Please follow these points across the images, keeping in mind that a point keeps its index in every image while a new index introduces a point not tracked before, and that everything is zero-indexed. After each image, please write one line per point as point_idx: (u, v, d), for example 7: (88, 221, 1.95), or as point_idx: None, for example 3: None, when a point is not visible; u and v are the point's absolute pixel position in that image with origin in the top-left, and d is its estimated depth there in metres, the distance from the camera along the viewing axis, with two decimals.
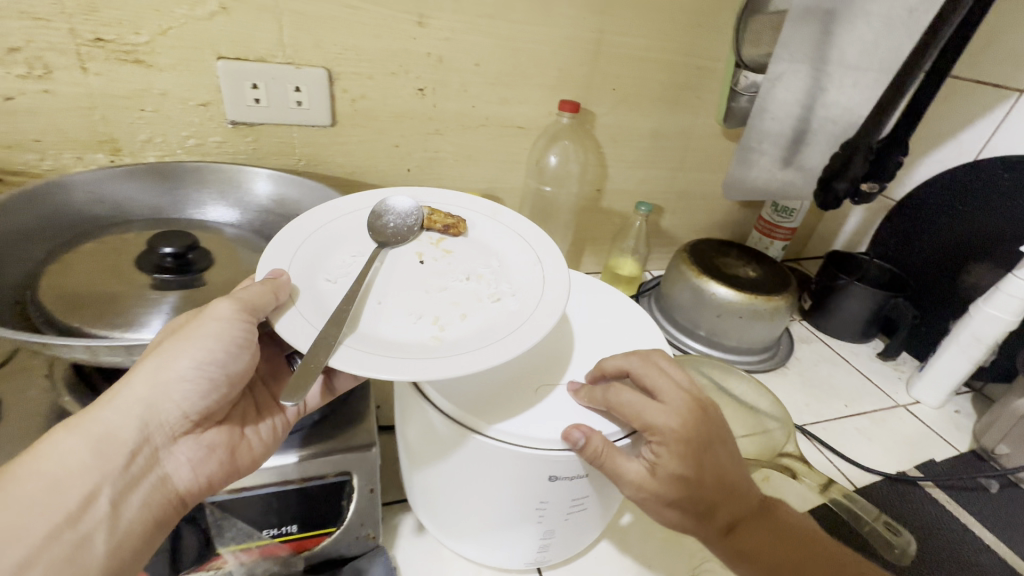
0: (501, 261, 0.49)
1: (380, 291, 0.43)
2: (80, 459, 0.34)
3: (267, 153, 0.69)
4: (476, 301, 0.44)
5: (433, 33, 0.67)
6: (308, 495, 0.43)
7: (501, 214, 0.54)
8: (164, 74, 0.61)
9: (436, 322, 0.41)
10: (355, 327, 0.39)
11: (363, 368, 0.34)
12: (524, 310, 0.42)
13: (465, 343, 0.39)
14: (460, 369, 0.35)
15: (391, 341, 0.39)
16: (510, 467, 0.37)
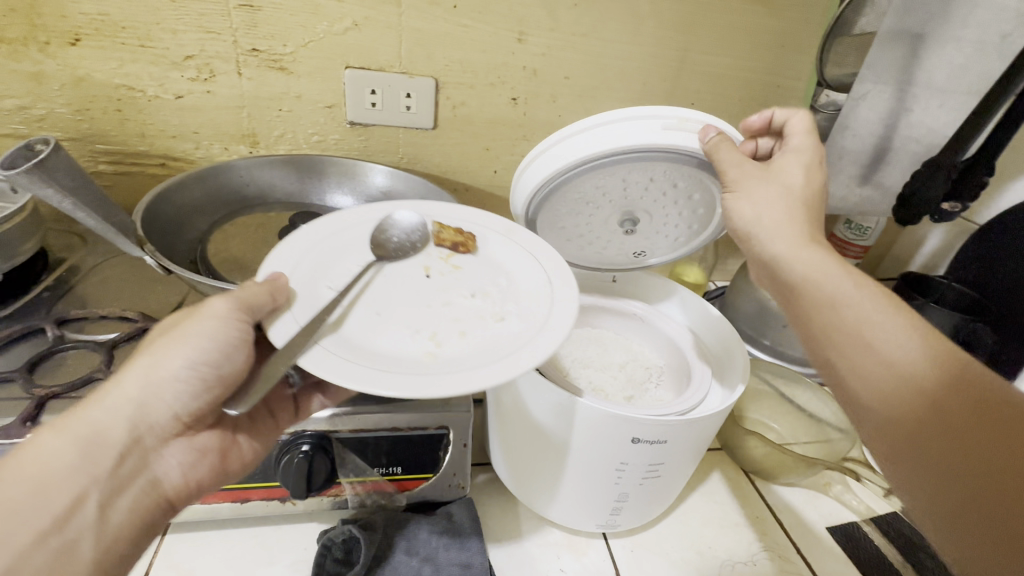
0: (510, 278, 0.49)
1: (377, 303, 0.45)
2: (69, 457, 0.35)
3: (376, 151, 0.78)
4: (480, 318, 0.45)
5: (530, 49, 0.74)
6: (413, 443, 0.49)
7: (515, 232, 0.52)
8: (301, 80, 0.71)
9: (432, 337, 0.42)
10: (341, 331, 0.41)
11: (356, 380, 0.36)
12: (527, 334, 0.42)
13: (460, 361, 0.40)
14: (439, 388, 0.36)
15: (387, 354, 0.40)
16: (598, 426, 0.42)
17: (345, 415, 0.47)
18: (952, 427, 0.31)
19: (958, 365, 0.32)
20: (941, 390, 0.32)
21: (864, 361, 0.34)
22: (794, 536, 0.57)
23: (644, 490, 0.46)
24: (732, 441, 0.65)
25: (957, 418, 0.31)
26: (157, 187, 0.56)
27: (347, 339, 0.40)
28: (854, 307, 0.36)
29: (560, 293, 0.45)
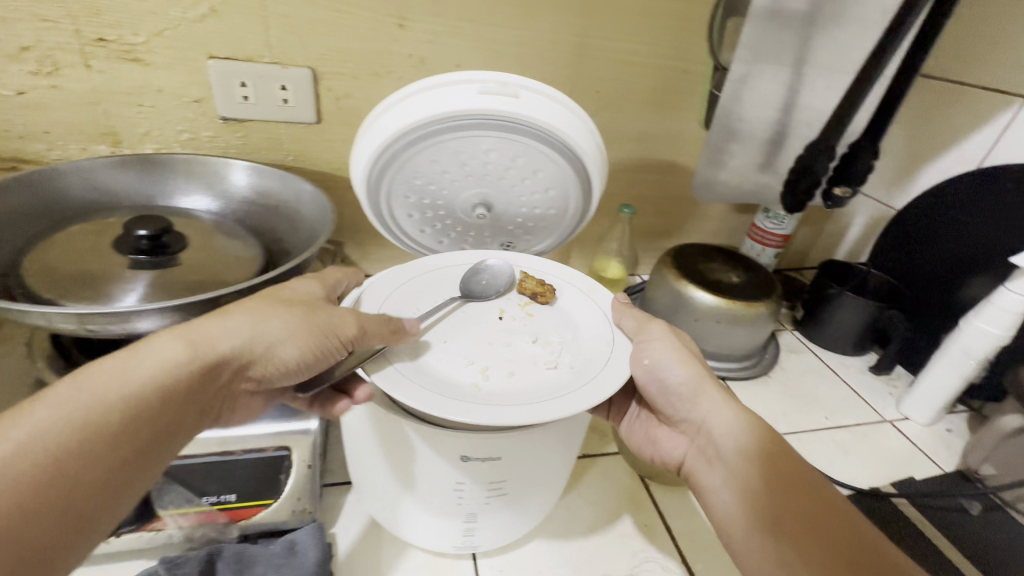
0: (576, 333, 0.47)
1: (444, 331, 0.45)
2: (173, 369, 0.35)
3: (257, 148, 0.73)
4: (533, 364, 0.43)
5: (414, 35, 0.68)
6: (248, 466, 0.45)
7: (596, 291, 0.51)
8: (160, 72, 0.65)
9: (483, 370, 0.42)
10: (406, 350, 0.42)
11: (386, 383, 0.38)
12: (573, 385, 0.41)
13: (499, 397, 0.39)
14: (471, 416, 0.36)
15: (435, 375, 0.40)
16: (425, 445, 0.38)
17: None
18: (774, 494, 0.40)
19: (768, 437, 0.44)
20: (764, 446, 0.43)
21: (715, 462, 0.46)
22: (681, 545, 0.54)
23: (495, 508, 0.43)
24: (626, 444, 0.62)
25: (772, 485, 0.40)
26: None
27: (414, 363, 0.41)
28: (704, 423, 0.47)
29: (616, 357, 0.44)
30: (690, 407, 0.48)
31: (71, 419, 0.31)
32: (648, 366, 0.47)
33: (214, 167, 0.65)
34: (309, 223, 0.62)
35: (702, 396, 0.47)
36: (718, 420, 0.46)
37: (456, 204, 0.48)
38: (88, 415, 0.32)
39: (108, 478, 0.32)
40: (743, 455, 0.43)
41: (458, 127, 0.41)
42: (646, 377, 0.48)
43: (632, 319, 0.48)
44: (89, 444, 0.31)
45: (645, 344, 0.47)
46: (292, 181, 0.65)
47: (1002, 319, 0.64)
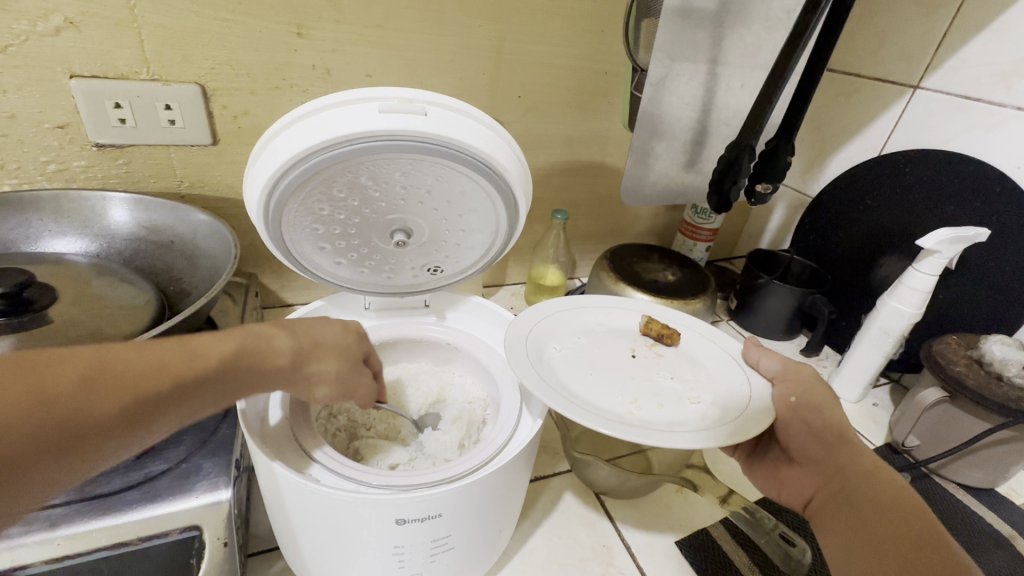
0: (708, 373, 0.53)
1: (589, 363, 0.51)
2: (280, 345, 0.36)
3: (144, 177, 0.64)
4: (677, 398, 0.49)
5: (315, 44, 0.63)
6: (150, 557, 0.39)
7: (718, 336, 0.58)
8: (10, 96, 0.55)
9: (634, 402, 0.47)
10: (553, 373, 0.48)
11: (544, 394, 0.43)
12: (723, 417, 0.46)
13: (659, 425, 0.44)
14: (642, 438, 0.41)
15: (592, 403, 0.46)
16: (355, 514, 0.35)
17: (39, 540, 0.36)
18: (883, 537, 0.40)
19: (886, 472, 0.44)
20: (883, 480, 0.43)
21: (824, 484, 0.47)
22: (641, 561, 0.52)
23: (445, 564, 0.40)
24: (577, 461, 0.60)
25: (885, 534, 0.40)
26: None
27: (560, 383, 0.47)
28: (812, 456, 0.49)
29: (759, 398, 0.49)
30: (827, 452, 0.47)
31: (210, 352, 0.32)
32: (791, 404, 0.50)
33: (87, 203, 0.58)
34: (215, 262, 0.56)
35: (847, 447, 0.47)
36: (855, 468, 0.45)
37: (376, 222, 0.42)
38: (223, 350, 0.33)
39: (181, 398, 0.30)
40: (866, 502, 0.43)
41: (361, 153, 0.36)
42: (785, 415, 0.50)
43: (775, 362, 0.53)
44: (204, 370, 0.31)
45: (789, 385, 0.50)
46: (185, 212, 0.59)
47: (913, 298, 0.68)
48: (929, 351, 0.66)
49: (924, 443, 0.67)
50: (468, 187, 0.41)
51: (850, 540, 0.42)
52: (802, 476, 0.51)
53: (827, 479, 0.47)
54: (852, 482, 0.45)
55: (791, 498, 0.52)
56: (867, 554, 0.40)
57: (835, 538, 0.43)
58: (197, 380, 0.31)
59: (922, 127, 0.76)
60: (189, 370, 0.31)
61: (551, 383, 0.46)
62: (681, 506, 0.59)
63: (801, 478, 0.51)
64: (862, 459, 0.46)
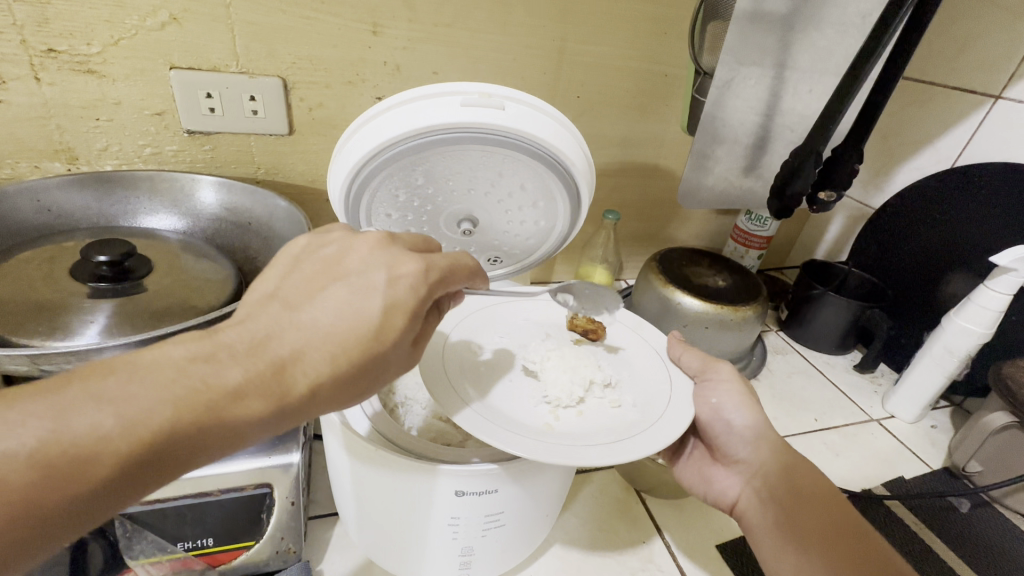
0: (631, 369, 0.50)
1: (509, 369, 0.48)
2: (234, 386, 0.28)
3: (225, 162, 0.69)
4: (597, 400, 0.46)
5: (389, 42, 0.66)
6: (227, 509, 0.43)
7: (644, 329, 0.56)
8: (118, 84, 0.61)
9: (553, 410, 0.44)
10: (475, 389, 0.44)
11: (456, 411, 0.40)
12: (642, 423, 0.43)
13: (579, 435, 0.41)
14: (563, 455, 0.37)
15: (507, 413, 0.42)
16: (417, 481, 0.37)
17: None
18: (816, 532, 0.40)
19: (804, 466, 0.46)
20: (806, 473, 0.45)
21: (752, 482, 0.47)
22: (681, 561, 0.53)
23: (497, 541, 0.42)
24: (621, 458, 0.61)
25: (814, 524, 0.41)
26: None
27: (479, 398, 0.43)
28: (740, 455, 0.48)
29: (679, 394, 0.46)
30: (748, 449, 0.48)
31: (86, 438, 0.25)
32: (714, 405, 0.49)
33: (178, 183, 0.63)
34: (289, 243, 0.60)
35: (762, 443, 0.47)
36: (774, 465, 0.46)
37: (444, 212, 0.45)
38: (131, 439, 0.26)
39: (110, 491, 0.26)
40: (795, 498, 0.43)
41: (439, 142, 0.39)
42: (707, 416, 0.50)
43: (697, 359, 0.51)
44: (127, 460, 0.26)
45: (707, 383, 0.50)
46: (263, 195, 0.64)
47: (983, 317, 0.65)
48: (998, 373, 0.63)
49: (987, 468, 0.64)
50: (534, 180, 0.43)
51: (790, 544, 0.41)
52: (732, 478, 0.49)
53: (754, 478, 0.47)
54: (784, 480, 0.45)
55: (717, 498, 0.50)
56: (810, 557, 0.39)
57: (774, 547, 0.42)
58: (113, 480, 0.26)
59: (1002, 139, 0.72)
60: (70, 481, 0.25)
61: (470, 400, 0.42)
62: (723, 511, 0.59)
63: (730, 479, 0.49)
64: (776, 454, 0.47)
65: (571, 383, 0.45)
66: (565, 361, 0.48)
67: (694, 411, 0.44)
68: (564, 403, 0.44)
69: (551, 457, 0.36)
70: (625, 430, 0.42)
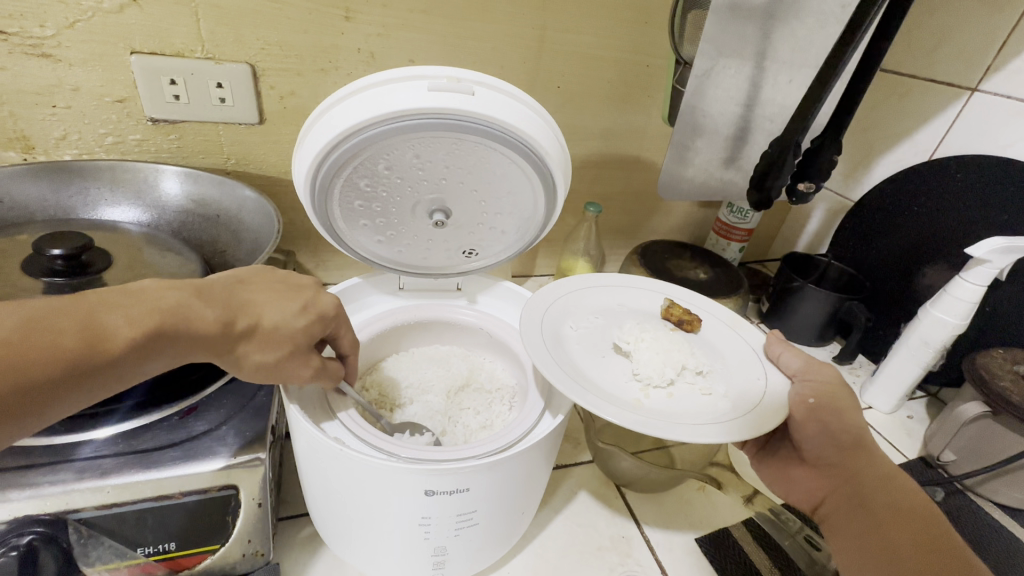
0: (724, 363, 0.53)
1: (603, 347, 0.53)
2: (179, 299, 0.36)
3: (193, 152, 0.66)
4: (686, 385, 0.50)
5: (361, 28, 0.64)
6: (190, 512, 0.41)
7: (741, 326, 0.57)
8: (74, 70, 0.58)
9: (644, 388, 0.48)
10: (571, 359, 0.49)
11: (552, 377, 0.44)
12: (732, 411, 0.46)
13: (668, 413, 0.45)
14: (643, 426, 0.41)
15: (602, 386, 0.47)
16: (386, 481, 0.36)
17: (90, 487, 0.39)
18: (898, 541, 0.41)
19: (900, 481, 0.44)
20: (901, 489, 0.44)
21: (836, 486, 0.47)
22: (659, 555, 0.52)
23: (477, 535, 0.41)
24: (601, 452, 0.60)
25: (903, 539, 0.41)
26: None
27: (576, 369, 0.48)
28: (828, 459, 0.48)
29: (773, 392, 0.48)
30: (841, 455, 0.47)
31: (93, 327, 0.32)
32: (811, 405, 0.49)
33: (141, 174, 0.61)
34: (258, 236, 0.58)
35: (860, 451, 0.47)
36: (866, 474, 0.46)
37: (418, 203, 0.44)
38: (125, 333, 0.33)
39: (72, 379, 0.31)
40: (883, 511, 0.43)
41: (408, 129, 0.37)
42: (802, 415, 0.49)
43: (798, 360, 0.51)
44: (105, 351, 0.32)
45: (809, 384, 0.49)
46: (232, 186, 0.61)
47: (958, 308, 0.66)
48: (972, 363, 0.63)
49: (961, 458, 0.65)
50: (510, 170, 0.42)
51: (871, 555, 0.41)
52: (815, 479, 0.50)
53: (839, 482, 0.47)
54: (872, 489, 0.45)
55: (798, 499, 0.52)
56: (887, 563, 0.40)
57: (850, 548, 0.43)
58: (72, 365, 0.31)
59: (978, 132, 0.73)
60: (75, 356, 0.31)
61: (564, 367, 0.46)
62: (703, 505, 0.59)
63: (813, 482, 0.50)
64: (875, 465, 0.46)
65: (663, 365, 0.49)
66: (657, 345, 0.51)
67: (785, 410, 0.46)
68: (655, 382, 0.49)
69: (643, 431, 0.40)
70: (709, 415, 0.45)
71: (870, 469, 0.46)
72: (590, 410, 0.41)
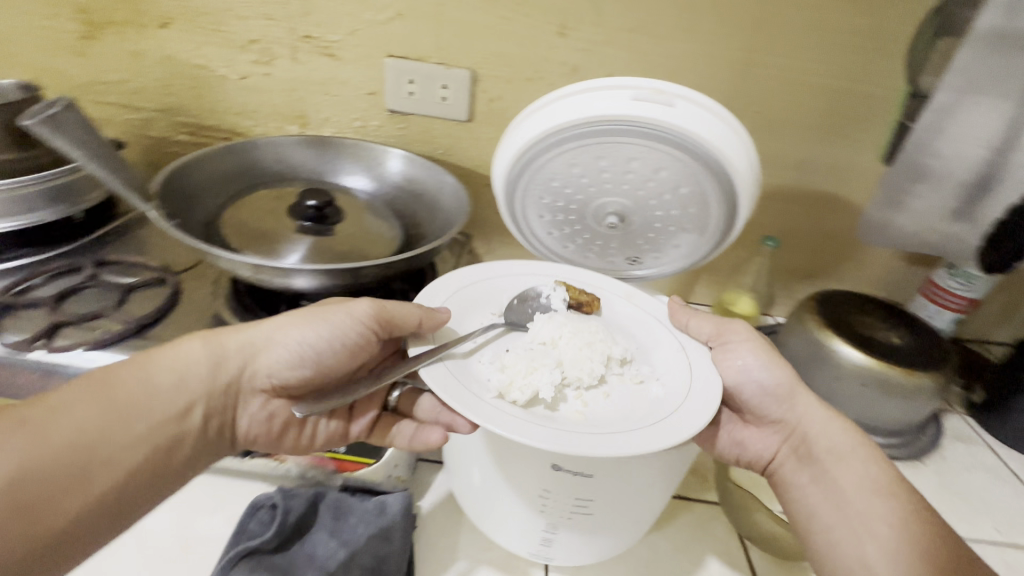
0: (638, 344, 0.47)
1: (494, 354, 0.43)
2: (158, 396, 0.40)
3: (412, 140, 0.79)
4: (613, 387, 0.43)
5: (572, 43, 0.69)
6: (360, 425, 0.49)
7: (637, 296, 0.52)
8: (346, 66, 0.74)
9: (580, 396, 0.41)
10: (466, 374, 0.40)
11: (466, 406, 0.35)
12: (674, 398, 0.40)
13: (614, 420, 0.38)
14: (619, 441, 0.35)
15: (523, 406, 0.38)
16: (516, 444, 0.39)
17: None
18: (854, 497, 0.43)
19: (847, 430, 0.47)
20: (845, 441, 0.46)
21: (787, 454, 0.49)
22: None
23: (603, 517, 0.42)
24: (732, 498, 0.56)
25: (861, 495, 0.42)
26: (177, 161, 0.62)
27: (483, 386, 0.39)
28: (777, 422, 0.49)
29: (696, 360, 0.45)
30: (781, 410, 0.48)
31: (58, 436, 0.35)
32: (738, 368, 0.48)
33: (376, 153, 0.73)
34: (449, 216, 0.67)
35: (798, 400, 0.48)
36: (811, 428, 0.47)
37: (591, 207, 0.46)
38: (76, 436, 0.36)
39: (67, 479, 0.35)
40: (838, 472, 0.44)
41: (606, 132, 0.41)
42: (734, 380, 0.49)
43: (709, 324, 0.48)
44: (81, 446, 0.36)
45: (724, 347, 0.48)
46: (438, 173, 0.70)
47: None
48: None
49: None
50: (696, 185, 0.42)
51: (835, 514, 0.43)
52: (772, 441, 0.50)
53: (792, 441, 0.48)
54: (813, 443, 0.46)
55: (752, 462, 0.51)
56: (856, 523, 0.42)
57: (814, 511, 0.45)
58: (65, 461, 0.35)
59: None
60: (50, 454, 0.35)
61: (472, 391, 0.38)
62: None
63: (772, 445, 0.50)
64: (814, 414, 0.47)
65: (587, 363, 0.42)
66: (569, 339, 0.43)
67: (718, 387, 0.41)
68: (584, 384, 0.41)
69: (619, 451, 0.34)
70: (676, 421, 0.37)
71: (807, 419, 0.47)
72: (518, 439, 0.33)
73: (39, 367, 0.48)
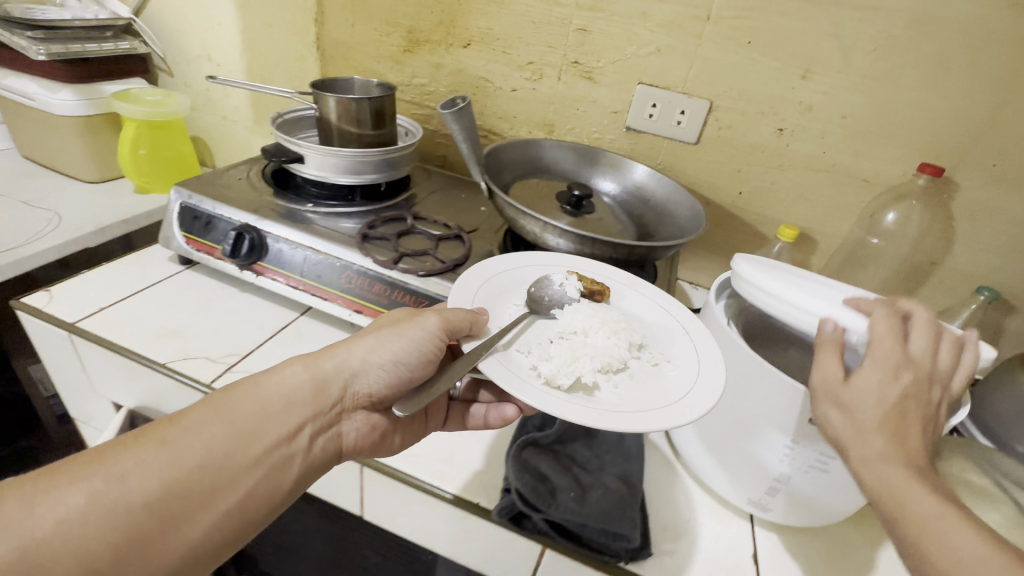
0: (645, 327, 0.57)
1: (524, 343, 0.51)
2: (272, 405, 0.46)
3: (640, 154, 0.92)
4: (639, 372, 0.50)
5: (813, 86, 0.78)
6: None
7: (638, 284, 0.63)
8: (601, 88, 0.90)
9: (609, 379, 0.48)
10: (511, 360, 0.47)
11: (525, 394, 0.43)
12: (688, 383, 0.48)
13: (642, 400, 0.46)
14: (653, 420, 0.42)
15: (563, 389, 0.46)
16: (778, 397, 0.49)
17: None
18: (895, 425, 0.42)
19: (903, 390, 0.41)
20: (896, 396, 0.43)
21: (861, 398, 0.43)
22: None
23: (845, 474, 0.49)
24: None
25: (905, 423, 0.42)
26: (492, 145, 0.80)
27: (529, 371, 0.47)
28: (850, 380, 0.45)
29: (704, 344, 0.53)
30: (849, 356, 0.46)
31: (192, 452, 0.41)
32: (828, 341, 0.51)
33: (622, 164, 0.87)
34: (681, 222, 0.78)
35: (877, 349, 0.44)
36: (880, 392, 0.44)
37: None
38: (208, 451, 0.41)
39: (202, 491, 0.41)
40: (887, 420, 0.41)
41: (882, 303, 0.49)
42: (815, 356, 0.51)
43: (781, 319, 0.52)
44: (213, 458, 0.41)
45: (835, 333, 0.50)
46: (676, 189, 0.82)
47: None
48: None
49: None
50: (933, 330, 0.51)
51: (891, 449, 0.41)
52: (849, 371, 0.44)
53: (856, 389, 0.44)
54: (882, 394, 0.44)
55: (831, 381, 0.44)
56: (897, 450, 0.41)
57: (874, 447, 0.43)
58: (202, 470, 0.41)
59: None
60: (192, 470, 0.40)
61: (519, 375, 0.45)
62: None
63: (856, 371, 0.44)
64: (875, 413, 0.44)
65: (614, 351, 0.50)
66: (597, 326, 0.52)
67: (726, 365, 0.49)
68: (614, 368, 0.49)
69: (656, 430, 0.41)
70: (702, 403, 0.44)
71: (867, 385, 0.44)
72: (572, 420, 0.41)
73: (390, 280, 0.68)
